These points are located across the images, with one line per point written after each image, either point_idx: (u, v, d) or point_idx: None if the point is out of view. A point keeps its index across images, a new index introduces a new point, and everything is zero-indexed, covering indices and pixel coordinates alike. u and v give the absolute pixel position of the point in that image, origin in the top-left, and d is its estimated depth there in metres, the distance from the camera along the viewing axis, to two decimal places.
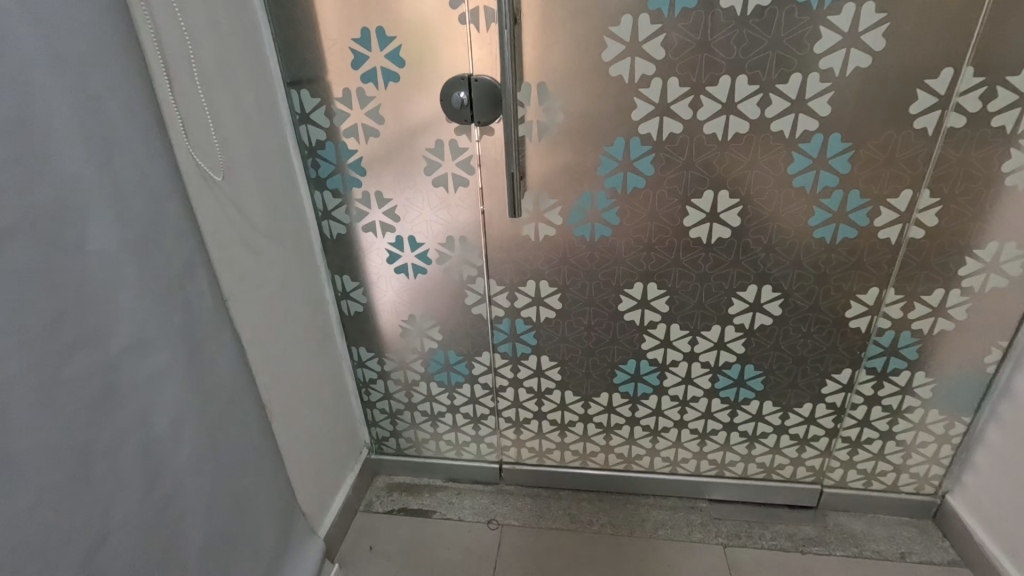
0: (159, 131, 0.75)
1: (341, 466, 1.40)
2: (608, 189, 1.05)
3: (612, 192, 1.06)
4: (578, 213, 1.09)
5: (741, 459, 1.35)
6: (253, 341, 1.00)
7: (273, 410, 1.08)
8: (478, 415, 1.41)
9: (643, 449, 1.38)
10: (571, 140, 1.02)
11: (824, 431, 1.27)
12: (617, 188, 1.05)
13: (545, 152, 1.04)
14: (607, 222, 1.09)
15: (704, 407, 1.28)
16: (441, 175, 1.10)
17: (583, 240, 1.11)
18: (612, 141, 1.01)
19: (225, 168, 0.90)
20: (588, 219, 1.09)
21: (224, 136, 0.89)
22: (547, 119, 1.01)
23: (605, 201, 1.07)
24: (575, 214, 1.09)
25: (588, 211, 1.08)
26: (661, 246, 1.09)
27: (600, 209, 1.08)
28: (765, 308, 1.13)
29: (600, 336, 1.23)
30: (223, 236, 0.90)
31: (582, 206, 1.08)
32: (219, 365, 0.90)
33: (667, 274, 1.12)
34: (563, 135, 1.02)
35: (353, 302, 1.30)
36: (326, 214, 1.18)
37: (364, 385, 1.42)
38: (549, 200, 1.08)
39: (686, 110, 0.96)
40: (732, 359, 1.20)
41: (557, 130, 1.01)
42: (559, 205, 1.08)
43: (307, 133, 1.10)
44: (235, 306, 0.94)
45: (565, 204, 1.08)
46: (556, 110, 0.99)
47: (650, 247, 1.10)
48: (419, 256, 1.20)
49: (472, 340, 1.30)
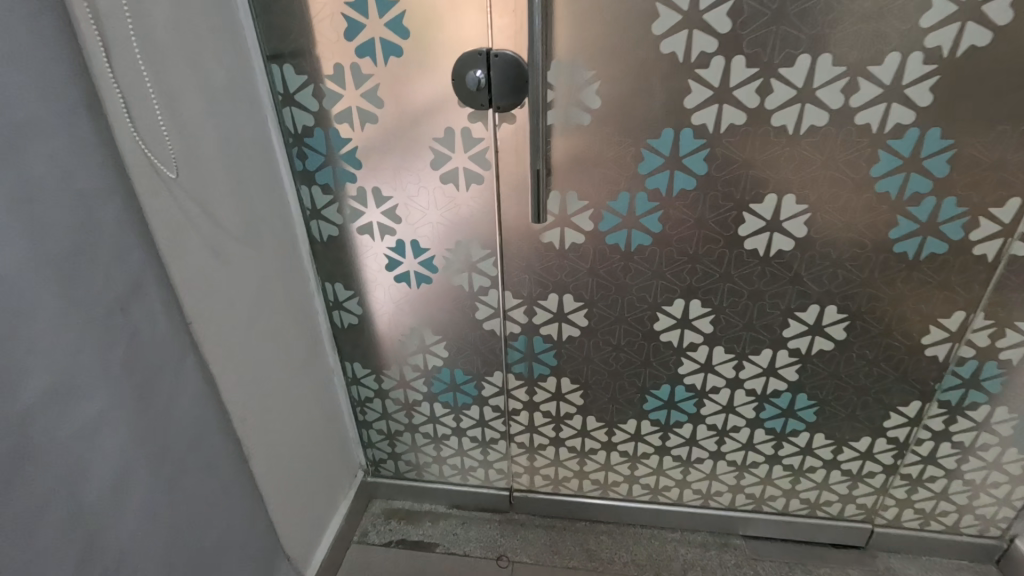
0: (83, 114, 0.59)
1: (334, 494, 1.25)
2: (650, 191, 0.89)
3: (654, 194, 0.89)
4: (613, 219, 0.92)
5: (782, 494, 1.20)
6: (230, 369, 0.84)
7: (258, 448, 0.92)
8: (487, 439, 1.26)
9: (672, 480, 1.23)
10: (609, 131, 0.85)
11: (882, 467, 1.12)
12: (660, 190, 0.88)
13: (577, 146, 0.87)
14: (646, 229, 0.92)
15: (746, 438, 1.13)
16: (451, 170, 0.93)
17: (616, 249, 0.95)
18: (658, 134, 0.84)
19: (185, 162, 0.72)
20: (624, 224, 0.92)
21: (182, 122, 0.72)
22: (580, 106, 0.83)
23: (646, 205, 0.90)
24: (608, 220, 0.92)
25: (625, 216, 0.91)
26: (709, 258, 0.93)
27: (638, 214, 0.91)
28: (827, 332, 0.97)
29: (630, 358, 1.07)
30: (186, 246, 0.73)
31: (618, 211, 0.91)
32: (181, 401, 0.74)
33: (714, 291, 0.96)
34: (600, 126, 0.84)
35: (347, 313, 1.13)
36: (315, 213, 1.01)
37: (359, 404, 1.27)
38: (579, 202, 0.91)
39: (752, 97, 0.79)
40: (783, 387, 1.05)
41: (593, 118, 0.84)
42: (590, 208, 0.92)
43: (292, 116, 0.92)
44: (208, 330, 0.77)
45: (598, 208, 0.91)
46: (593, 93, 0.82)
47: (696, 259, 0.94)
48: (424, 263, 1.04)
49: (482, 359, 1.14)
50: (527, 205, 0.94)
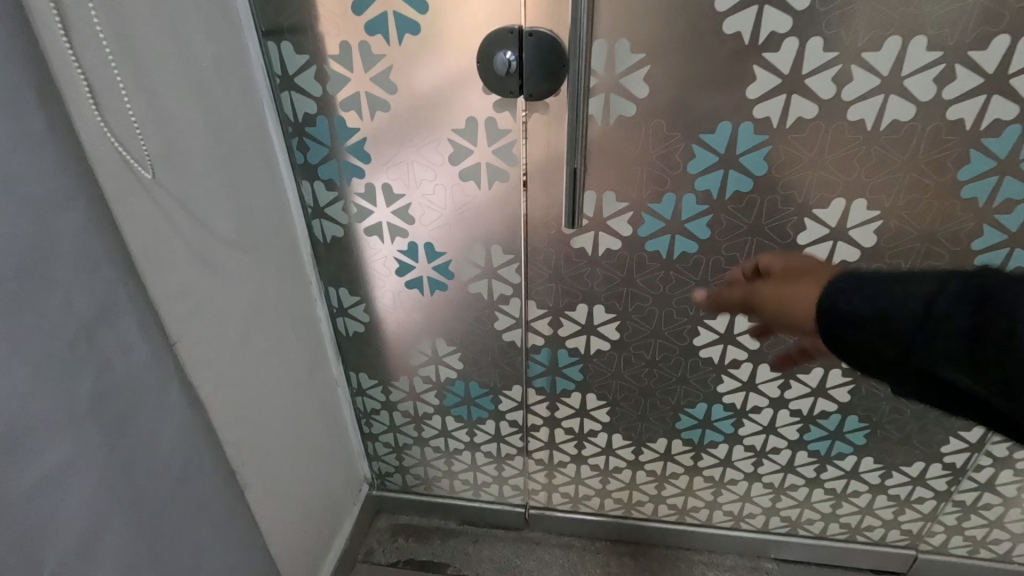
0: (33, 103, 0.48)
1: (338, 512, 1.16)
2: (699, 192, 0.78)
3: (704, 196, 0.78)
4: (655, 223, 0.82)
5: (820, 518, 1.12)
6: (220, 392, 0.74)
7: (255, 475, 0.83)
8: (503, 454, 1.16)
9: (701, 501, 1.14)
10: (655, 124, 0.74)
11: (932, 493, 1.03)
12: (711, 191, 0.78)
13: (617, 140, 0.76)
14: (692, 234, 0.82)
15: (786, 460, 1.04)
16: (472, 166, 0.82)
17: (656, 257, 0.85)
18: (713, 128, 0.73)
19: (165, 158, 0.62)
20: (667, 229, 0.82)
21: (160, 111, 0.61)
22: (624, 95, 0.72)
23: (694, 208, 0.79)
24: (649, 224, 0.82)
25: (669, 220, 0.81)
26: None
27: (684, 219, 0.80)
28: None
29: (665, 375, 0.97)
30: (168, 256, 0.62)
31: (661, 214, 0.81)
32: (164, 435, 0.65)
33: None
34: (645, 118, 0.73)
35: (352, 320, 1.03)
36: (317, 211, 0.91)
37: (365, 416, 1.17)
38: (616, 204, 0.81)
39: (828, 87, 0.68)
40: (832, 408, 0.96)
41: (639, 108, 0.73)
42: (629, 211, 0.81)
43: (291, 102, 0.81)
44: (193, 352, 0.68)
45: (638, 210, 0.81)
46: (640, 79, 0.71)
47: None
48: (438, 269, 0.93)
49: (501, 372, 1.04)
50: (558, 207, 0.83)
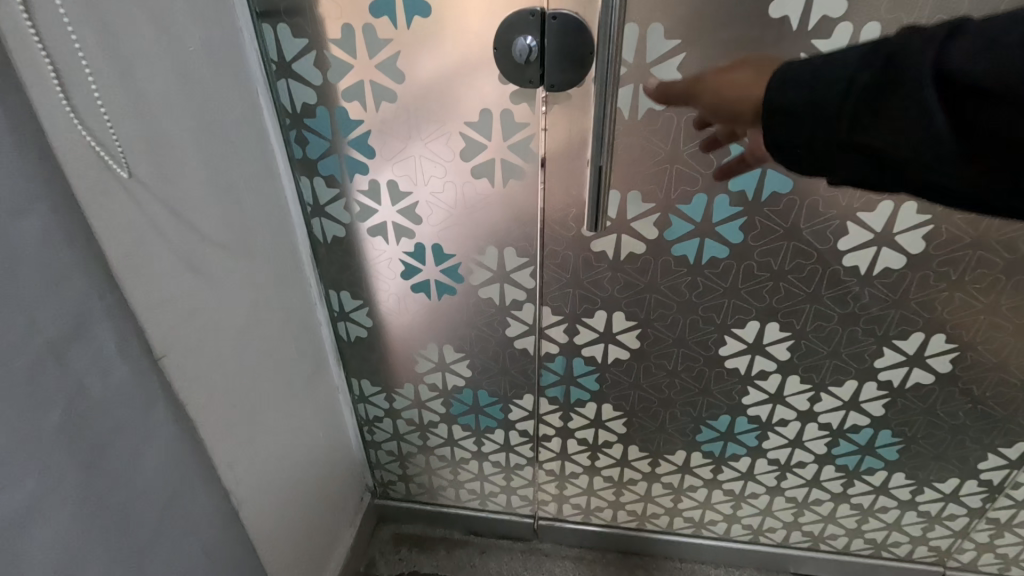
0: None
1: (339, 524, 1.11)
2: (733, 193, 0.72)
3: (738, 197, 0.72)
4: (683, 225, 0.75)
5: (845, 533, 1.07)
6: (214, 408, 0.68)
7: (251, 495, 0.78)
8: (512, 464, 1.11)
9: (719, 514, 1.09)
10: (688, 118, 0.67)
11: (966, 510, 0.98)
12: (746, 192, 0.71)
13: (646, 135, 0.69)
14: (723, 238, 0.75)
15: (812, 474, 0.99)
16: (485, 162, 0.75)
17: (683, 262, 0.79)
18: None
19: (145, 153, 0.55)
20: (696, 232, 0.76)
21: (139, 100, 0.55)
22: (655, 86, 0.66)
23: (726, 210, 0.73)
24: (677, 227, 0.76)
25: (699, 223, 0.75)
26: (796, 275, 0.77)
27: (715, 221, 0.74)
28: (927, 363, 0.82)
29: (687, 386, 0.92)
30: (151, 263, 0.56)
31: (690, 216, 0.74)
32: (148, 460, 0.59)
33: (798, 313, 0.80)
34: (677, 112, 0.67)
35: (354, 324, 0.97)
36: (317, 209, 0.84)
37: (367, 423, 1.11)
38: (642, 205, 0.74)
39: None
40: (864, 422, 0.90)
41: (670, 100, 0.66)
42: (656, 212, 0.75)
43: (288, 91, 0.74)
44: (182, 367, 0.61)
45: (665, 212, 0.75)
46: (674, 68, 0.64)
47: (780, 276, 0.77)
48: (446, 271, 0.87)
49: (511, 380, 0.98)
50: (578, 207, 0.77)
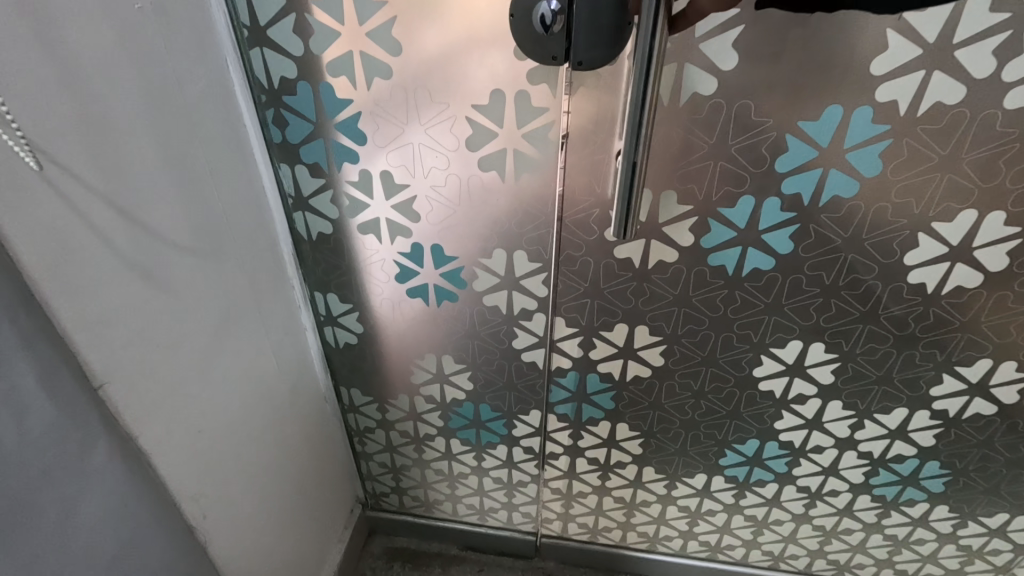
0: None
1: (326, 541, 1.03)
2: (786, 197, 0.61)
3: (792, 202, 0.61)
4: (724, 232, 0.65)
5: (873, 563, 1.02)
6: (172, 437, 0.58)
7: (221, 526, 0.69)
8: (514, 481, 1.02)
9: (738, 539, 1.03)
10: (740, 107, 0.56)
11: (1011, 546, 0.93)
12: (802, 196, 0.61)
13: (688, 125, 0.58)
14: (769, 248, 0.65)
15: (844, 503, 0.93)
16: (495, 153, 0.64)
17: (720, 273, 0.68)
18: (817, 114, 0.55)
19: (75, 134, 0.45)
20: (739, 241, 0.65)
21: (66, 66, 0.44)
22: (703, 65, 0.54)
23: (776, 216, 0.63)
24: (716, 232, 0.65)
25: (743, 230, 0.64)
26: (851, 291, 0.67)
27: (762, 228, 0.64)
28: (990, 394, 0.74)
29: (714, 408, 0.84)
30: (79, 269, 0.46)
31: (733, 222, 0.64)
32: (87, 509, 0.50)
33: (848, 334, 0.71)
34: (727, 99, 0.56)
35: (343, 330, 0.87)
36: (300, 202, 0.73)
37: (357, 434, 1.02)
38: (677, 208, 0.64)
39: (986, 63, 0.50)
40: (909, 453, 0.84)
41: (723, 84, 0.55)
42: (693, 216, 0.64)
43: (263, 62, 0.63)
44: (129, 392, 0.52)
45: (704, 215, 0.64)
46: (730, 43, 0.53)
47: (832, 292, 0.68)
48: (446, 275, 0.77)
49: (517, 395, 0.89)
50: (602, 207, 0.66)
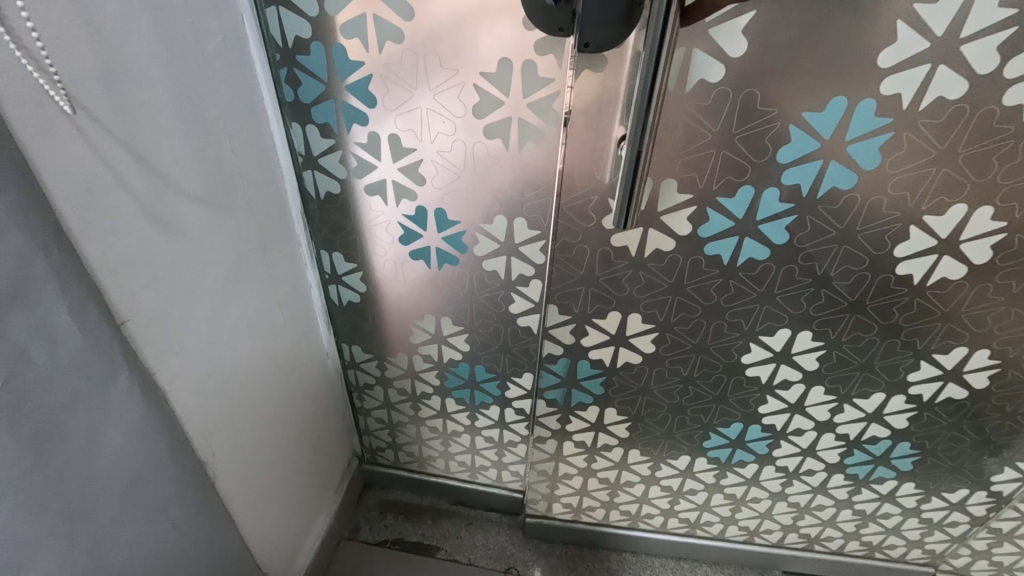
0: None
1: (323, 491, 1.08)
2: (785, 187, 0.64)
3: (791, 193, 0.64)
4: (722, 221, 0.68)
5: (842, 536, 1.09)
6: (186, 378, 0.62)
7: (228, 465, 0.73)
8: (505, 441, 1.07)
9: (716, 516, 1.10)
10: (746, 95, 0.58)
11: (968, 518, 0.99)
12: (800, 187, 0.64)
13: (694, 113, 0.61)
14: (766, 239, 0.68)
15: (819, 482, 0.99)
16: (500, 121, 0.67)
17: (715, 262, 0.72)
18: (822, 105, 0.58)
19: (99, 83, 0.47)
20: (737, 230, 0.68)
21: (90, 13, 0.46)
22: (712, 51, 0.56)
23: (774, 207, 0.66)
24: (714, 222, 0.68)
25: (740, 220, 0.67)
26: (842, 282, 0.71)
27: (759, 219, 0.67)
28: (964, 378, 0.79)
29: (701, 393, 0.89)
30: (102, 213, 0.49)
31: (731, 212, 0.67)
32: (107, 441, 0.52)
33: (836, 322, 0.75)
34: (734, 87, 0.58)
35: (346, 288, 0.90)
36: (310, 161, 0.76)
37: (356, 390, 1.07)
38: (676, 196, 0.67)
39: (989, 59, 0.52)
40: (883, 435, 0.89)
41: (732, 71, 0.57)
42: (693, 205, 0.67)
43: (279, 22, 0.64)
44: (146, 332, 0.55)
45: (703, 204, 0.67)
46: (739, 33, 0.55)
47: (823, 282, 0.71)
48: (449, 239, 0.80)
49: (511, 358, 0.93)
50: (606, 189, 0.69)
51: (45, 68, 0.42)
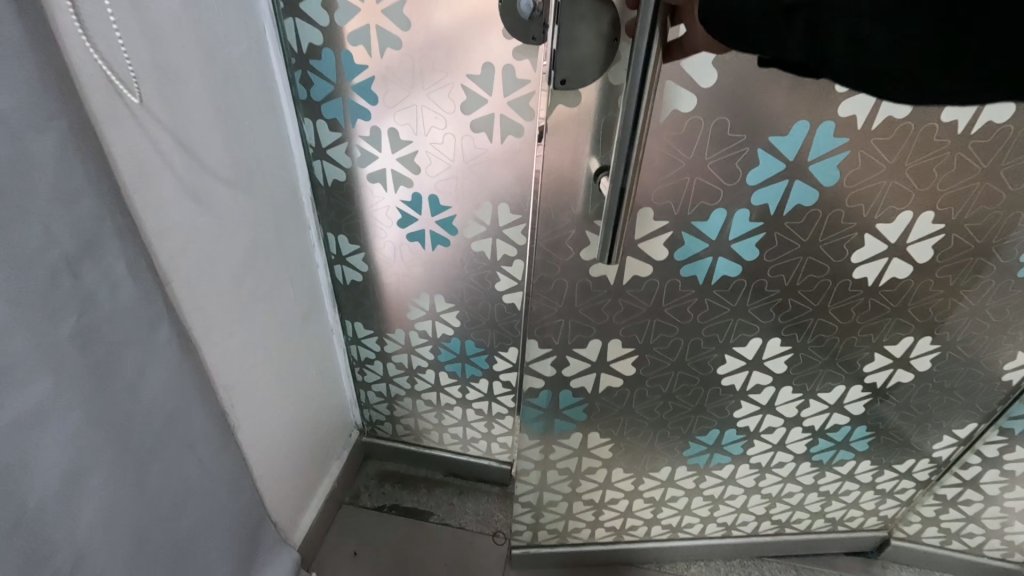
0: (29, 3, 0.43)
1: (326, 458, 1.17)
2: (755, 208, 0.71)
3: (760, 211, 0.71)
4: (698, 244, 0.75)
5: (809, 516, 1.17)
6: (210, 334, 0.72)
7: (243, 415, 0.83)
8: (493, 413, 1.17)
9: (696, 517, 1.17)
10: (717, 123, 0.64)
11: (915, 484, 1.08)
12: (768, 207, 0.71)
13: (670, 145, 0.66)
14: (737, 256, 0.76)
15: (788, 471, 1.08)
16: (484, 117, 0.77)
17: (692, 282, 0.79)
18: (786, 130, 0.64)
19: (153, 79, 0.58)
20: (712, 252, 0.75)
21: (146, 22, 0.56)
22: (685, 83, 0.61)
23: (745, 226, 0.73)
24: (690, 245, 0.75)
25: (714, 241, 0.74)
26: (806, 289, 0.80)
27: (731, 239, 0.74)
28: (911, 364, 0.89)
29: (680, 407, 0.97)
30: (151, 184, 0.59)
31: (705, 234, 0.74)
32: (151, 378, 0.62)
33: (804, 326, 0.85)
34: (707, 116, 0.63)
35: (350, 268, 1.00)
36: (319, 152, 0.86)
37: (358, 364, 1.16)
38: (653, 223, 0.73)
39: None
40: (844, 422, 0.99)
41: (705, 102, 0.62)
42: (669, 230, 0.73)
43: (295, 30, 0.75)
44: (183, 289, 0.66)
45: (679, 229, 0.73)
46: (707, 71, 0.60)
47: (789, 292, 0.80)
48: (442, 223, 0.90)
49: (498, 334, 1.03)
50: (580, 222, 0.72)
51: (125, 68, 0.53)
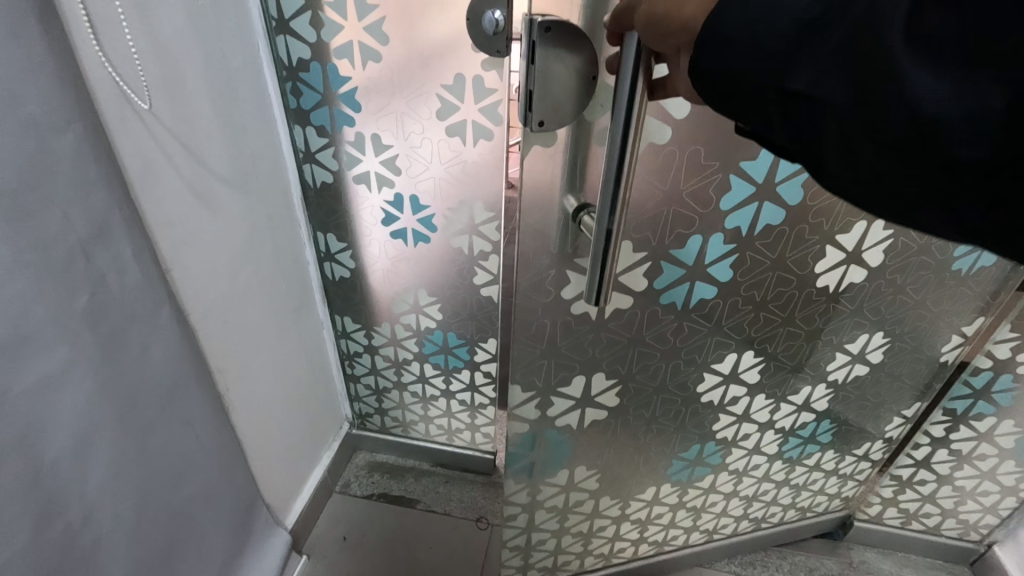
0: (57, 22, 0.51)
1: (316, 447, 1.23)
2: (728, 231, 0.71)
3: (732, 233, 0.71)
4: (676, 270, 0.73)
5: (782, 508, 1.21)
6: (205, 321, 0.79)
7: (237, 399, 0.89)
8: (476, 403, 1.23)
9: (680, 529, 1.18)
10: (691, 153, 0.62)
11: (872, 464, 1.16)
12: (740, 229, 0.71)
13: (648, 176, 0.63)
14: (712, 278, 0.76)
15: (763, 472, 1.12)
16: (458, 122, 0.85)
17: (671, 309, 0.78)
18: (754, 155, 0.64)
19: (160, 89, 0.65)
20: (688, 277, 0.75)
21: (155, 39, 0.64)
22: (660, 117, 0.59)
23: (719, 249, 0.73)
24: (669, 273, 0.73)
25: (690, 266, 0.73)
26: (777, 302, 0.82)
27: (707, 263, 0.74)
28: (867, 359, 0.96)
29: (663, 427, 0.97)
30: (155, 181, 0.66)
31: (682, 261, 0.73)
32: (153, 355, 0.69)
33: (773, 338, 0.88)
34: (681, 146, 0.61)
35: (338, 265, 1.07)
36: (308, 156, 0.94)
37: (348, 357, 1.23)
38: (634, 255, 0.70)
39: None
40: (811, 419, 1.04)
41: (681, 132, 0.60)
42: (648, 260, 0.71)
43: (286, 47, 0.83)
44: (182, 277, 0.73)
45: (658, 258, 0.71)
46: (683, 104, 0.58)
47: (760, 306, 0.82)
48: (422, 221, 0.97)
49: (478, 324, 1.10)
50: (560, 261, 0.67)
51: (136, 78, 0.61)
